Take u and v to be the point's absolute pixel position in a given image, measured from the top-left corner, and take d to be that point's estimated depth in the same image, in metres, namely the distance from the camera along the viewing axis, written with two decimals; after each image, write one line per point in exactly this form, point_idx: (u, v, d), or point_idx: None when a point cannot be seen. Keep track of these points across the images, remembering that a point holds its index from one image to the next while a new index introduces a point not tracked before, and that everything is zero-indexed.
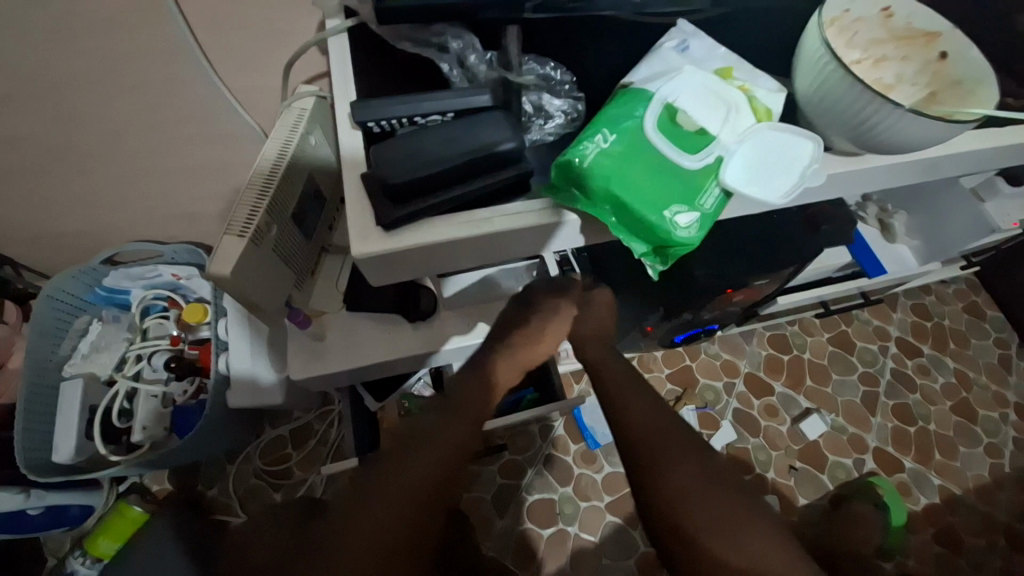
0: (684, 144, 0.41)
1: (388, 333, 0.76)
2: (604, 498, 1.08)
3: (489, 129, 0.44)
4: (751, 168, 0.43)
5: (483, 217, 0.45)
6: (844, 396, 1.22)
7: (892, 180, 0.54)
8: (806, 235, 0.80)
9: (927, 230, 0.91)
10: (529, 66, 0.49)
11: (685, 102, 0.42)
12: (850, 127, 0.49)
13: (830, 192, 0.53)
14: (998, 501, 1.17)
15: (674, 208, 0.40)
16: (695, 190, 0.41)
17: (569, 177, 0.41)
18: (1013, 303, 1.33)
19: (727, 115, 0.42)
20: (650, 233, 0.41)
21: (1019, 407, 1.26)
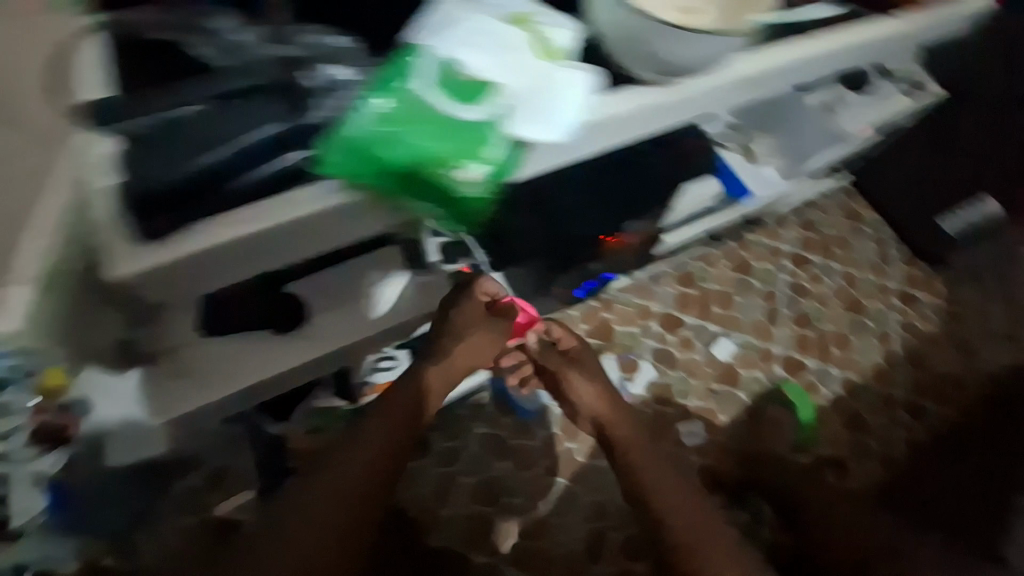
0: (460, 93, 0.45)
1: (259, 350, 0.71)
2: (542, 461, 1.10)
3: (269, 118, 0.49)
4: (532, 105, 0.45)
5: (285, 203, 0.50)
6: (751, 316, 1.30)
7: (704, 103, 0.56)
8: (665, 169, 0.86)
9: (786, 147, 0.93)
10: (328, 41, 0.50)
11: (456, 48, 0.43)
12: (650, 57, 0.49)
13: (645, 124, 0.54)
14: (893, 379, 1.29)
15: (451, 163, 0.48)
16: (472, 138, 0.46)
17: (352, 147, 0.48)
18: (884, 201, 1.45)
19: (501, 55, 0.44)
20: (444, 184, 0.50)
21: (900, 293, 1.39)
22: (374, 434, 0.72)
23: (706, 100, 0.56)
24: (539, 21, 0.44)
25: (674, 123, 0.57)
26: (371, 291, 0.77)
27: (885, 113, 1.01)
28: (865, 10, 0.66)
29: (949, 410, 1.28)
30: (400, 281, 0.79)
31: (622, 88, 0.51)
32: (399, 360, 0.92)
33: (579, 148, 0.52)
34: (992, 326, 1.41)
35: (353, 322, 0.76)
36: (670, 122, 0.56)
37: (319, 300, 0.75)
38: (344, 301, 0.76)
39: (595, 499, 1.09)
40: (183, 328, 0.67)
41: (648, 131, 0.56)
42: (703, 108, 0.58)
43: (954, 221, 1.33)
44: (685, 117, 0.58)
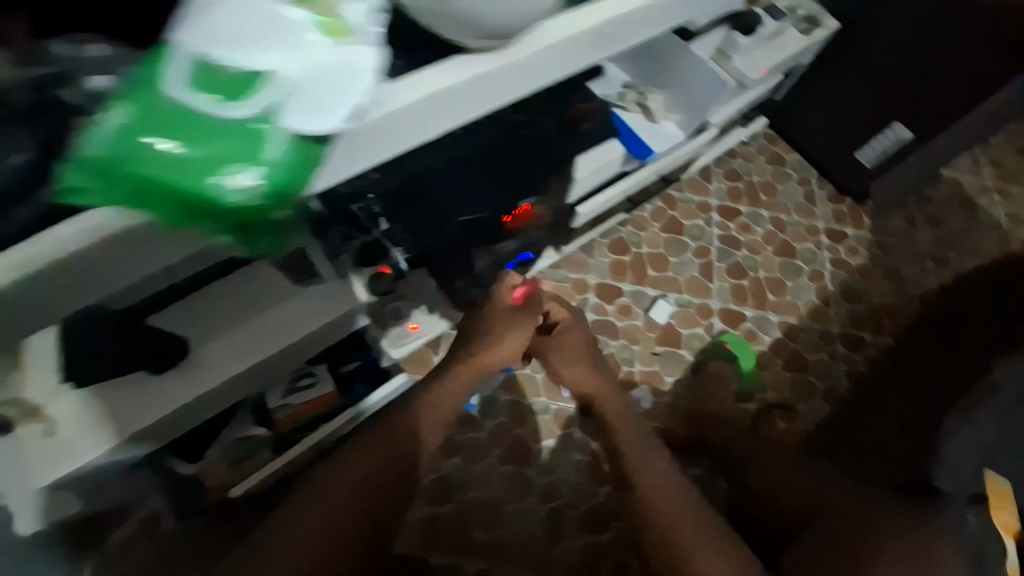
0: (226, 90, 0.35)
1: (141, 394, 0.66)
2: (492, 452, 1.08)
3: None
4: (310, 100, 0.37)
5: (56, 239, 0.36)
6: (687, 273, 1.32)
7: (554, 65, 0.53)
8: (558, 139, 0.83)
9: (681, 101, 0.94)
10: (54, 48, 0.35)
11: (212, 35, 0.34)
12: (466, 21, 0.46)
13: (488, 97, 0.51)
14: (829, 315, 1.32)
15: (223, 171, 0.36)
16: (245, 142, 0.36)
17: (84, 162, 0.35)
18: (804, 143, 1.47)
19: (268, 35, 0.35)
20: (217, 206, 0.38)
21: (828, 231, 1.43)
22: (364, 469, 0.73)
23: (552, 64, 0.52)
24: None
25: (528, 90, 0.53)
26: (260, 310, 0.72)
27: (781, 55, 1.01)
28: None
29: (886, 337, 1.31)
30: (293, 293, 0.74)
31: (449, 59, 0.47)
32: (317, 378, 0.89)
33: (414, 132, 0.49)
34: (919, 250, 1.45)
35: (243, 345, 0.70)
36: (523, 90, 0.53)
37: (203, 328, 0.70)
38: (230, 325, 0.71)
39: (550, 481, 1.07)
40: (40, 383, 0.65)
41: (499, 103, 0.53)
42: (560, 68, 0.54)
43: (869, 152, 1.34)
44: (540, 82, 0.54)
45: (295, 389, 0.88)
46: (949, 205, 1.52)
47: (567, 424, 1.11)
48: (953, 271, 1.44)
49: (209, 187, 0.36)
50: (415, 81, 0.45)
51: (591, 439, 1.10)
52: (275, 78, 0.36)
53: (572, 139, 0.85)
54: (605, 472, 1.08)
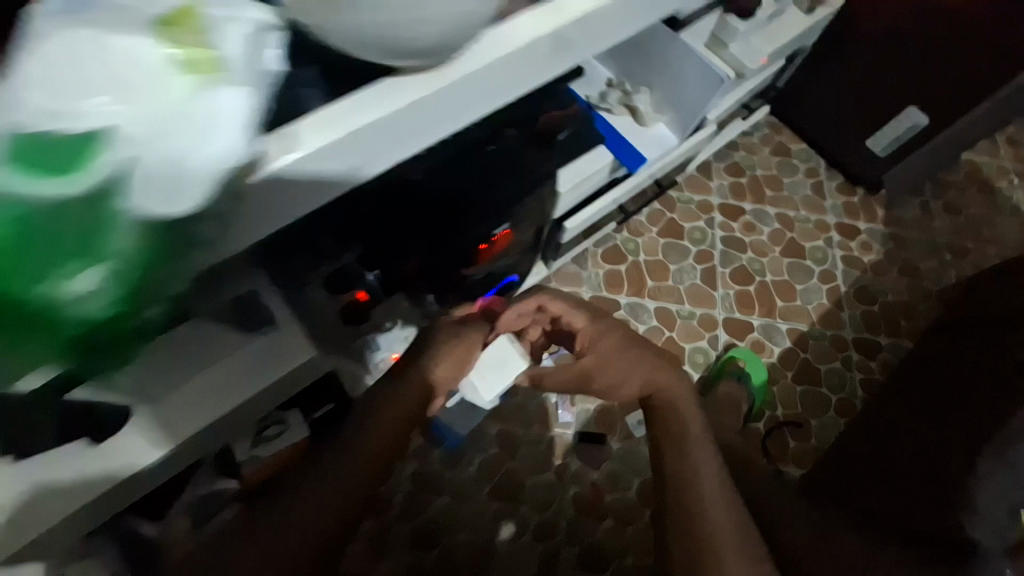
0: (46, 164, 0.27)
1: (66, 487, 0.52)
2: (483, 488, 1.01)
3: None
4: (153, 184, 0.29)
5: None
6: (688, 281, 1.22)
7: (508, 81, 0.42)
8: (533, 154, 0.72)
9: (672, 100, 0.83)
10: None
11: (26, 73, 0.27)
12: (378, 43, 0.35)
13: (427, 129, 0.40)
14: (841, 320, 1.22)
15: (52, 275, 0.29)
16: (74, 239, 0.29)
17: None
18: (808, 130, 1.37)
19: (116, 90, 0.27)
20: (58, 315, 0.31)
21: (839, 226, 1.33)
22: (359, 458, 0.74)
23: (497, 87, 0.42)
24: (201, 23, 0.30)
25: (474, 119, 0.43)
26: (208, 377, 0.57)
27: (780, 40, 0.91)
28: None
29: (903, 340, 1.22)
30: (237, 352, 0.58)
31: (376, 88, 0.37)
32: (285, 426, 0.82)
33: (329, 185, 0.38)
34: (936, 241, 1.34)
35: (216, 397, 0.56)
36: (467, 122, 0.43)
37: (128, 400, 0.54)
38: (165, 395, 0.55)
39: (545, 517, 1.00)
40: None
41: (441, 130, 0.41)
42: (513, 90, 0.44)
43: (881, 140, 1.23)
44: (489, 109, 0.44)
45: (261, 440, 0.81)
46: (966, 189, 1.41)
47: (563, 454, 1.04)
48: (972, 262, 1.33)
49: (35, 296, 0.29)
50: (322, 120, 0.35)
51: (589, 469, 1.03)
52: (113, 140, 0.28)
53: (553, 153, 0.75)
54: (605, 505, 1.01)
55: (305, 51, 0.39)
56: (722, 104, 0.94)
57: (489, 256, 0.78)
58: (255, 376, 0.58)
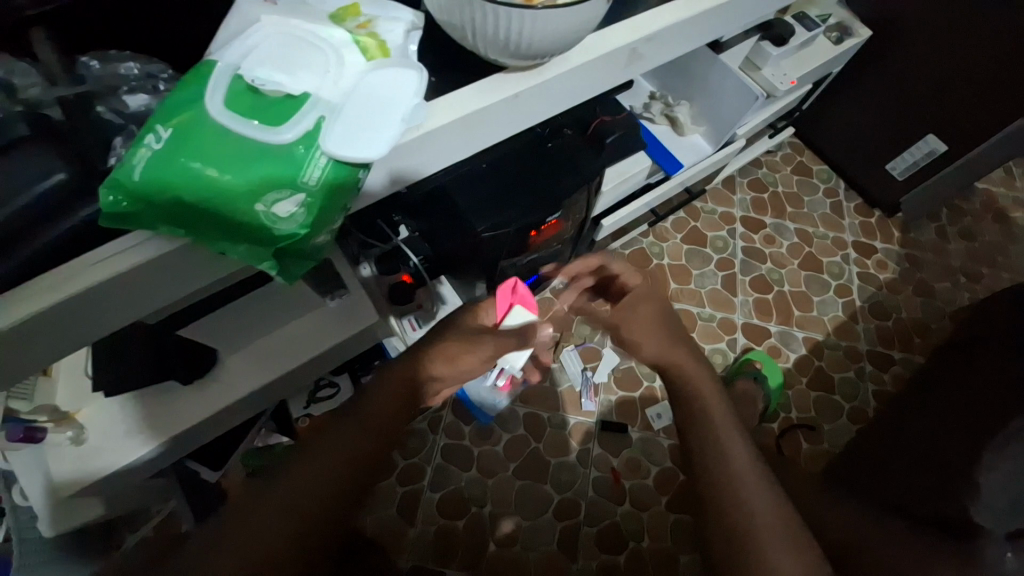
0: (270, 113, 0.33)
1: (183, 399, 0.68)
2: (508, 466, 1.08)
3: (26, 167, 0.33)
4: (355, 127, 0.34)
5: (68, 274, 0.34)
6: (710, 286, 1.29)
7: (590, 80, 0.50)
8: (583, 152, 0.80)
9: (708, 114, 0.92)
10: (130, 100, 0.38)
11: (250, 55, 0.34)
12: (501, 41, 0.42)
13: (525, 114, 0.48)
14: (856, 332, 1.28)
15: (266, 194, 0.33)
16: (289, 170, 0.33)
17: (130, 188, 0.31)
18: (830, 152, 1.44)
19: (320, 65, 0.34)
20: (259, 243, 0.34)
21: (856, 244, 1.39)
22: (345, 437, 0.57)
23: (578, 86, 0.50)
24: (366, 16, 0.37)
25: (557, 109, 0.51)
26: (293, 323, 0.72)
27: (809, 66, 1.00)
28: None
29: (916, 356, 1.27)
30: (313, 305, 0.73)
31: (483, 81, 0.44)
32: (337, 388, 0.90)
33: (444, 156, 0.45)
34: (950, 264, 1.40)
35: (300, 344, 0.72)
36: (551, 111, 0.50)
37: (226, 342, 0.69)
38: (261, 334, 0.71)
39: (565, 497, 1.06)
40: (81, 388, 0.67)
41: (533, 116, 0.49)
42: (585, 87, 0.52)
43: (900, 164, 1.30)
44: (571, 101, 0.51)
45: (315, 399, 0.89)
46: (982, 217, 1.47)
47: (585, 439, 1.10)
48: (986, 287, 1.38)
49: (251, 222, 0.33)
50: (449, 102, 0.42)
51: (610, 455, 1.09)
52: (319, 99, 0.34)
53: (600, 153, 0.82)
54: (623, 490, 1.07)
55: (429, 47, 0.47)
56: (753, 121, 1.02)
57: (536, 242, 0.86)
58: (328, 332, 0.73)
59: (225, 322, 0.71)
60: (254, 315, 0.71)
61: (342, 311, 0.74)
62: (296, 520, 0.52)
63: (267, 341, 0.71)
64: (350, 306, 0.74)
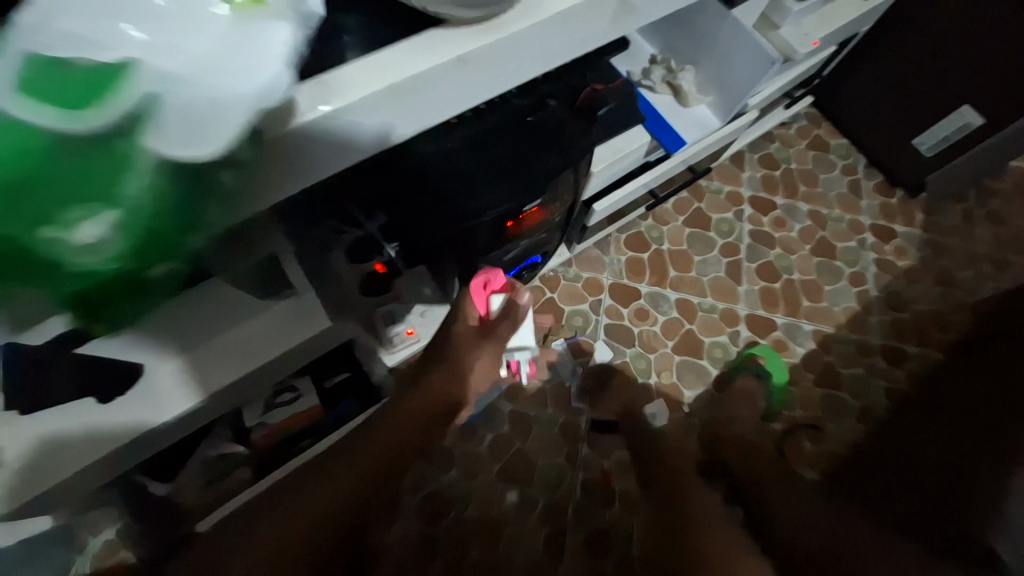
0: (70, 94, 0.24)
1: (94, 428, 0.52)
2: (491, 467, 1.02)
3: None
4: (191, 118, 0.26)
5: None
6: (713, 274, 1.19)
7: (566, 39, 0.39)
8: (570, 128, 0.69)
9: (717, 81, 0.79)
10: None
11: (50, 5, 0.24)
12: None
13: (480, 85, 0.38)
14: (868, 325, 1.19)
15: (55, 210, 0.24)
16: (89, 179, 0.24)
17: None
18: (851, 124, 1.31)
19: (157, 28, 0.25)
20: (51, 271, 0.26)
21: (874, 228, 1.28)
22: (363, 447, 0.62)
23: (552, 48, 0.39)
24: None
25: (524, 77, 0.41)
26: (231, 330, 0.57)
27: (834, 24, 0.86)
28: None
29: (932, 350, 1.18)
30: (256, 308, 0.58)
31: (415, 40, 0.35)
32: (300, 392, 0.81)
33: (372, 140, 0.36)
34: (975, 251, 1.29)
35: (247, 353, 0.57)
36: (518, 79, 0.40)
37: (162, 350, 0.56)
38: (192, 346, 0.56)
39: (551, 499, 1.00)
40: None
41: (491, 87, 0.39)
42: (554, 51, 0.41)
43: (928, 139, 1.17)
44: (543, 66, 0.41)
45: (274, 405, 0.80)
46: (1013, 198, 1.34)
47: (574, 438, 1.04)
48: (1012, 275, 1.27)
49: (35, 244, 0.25)
50: (370, 70, 0.33)
51: (599, 455, 1.03)
52: (142, 73, 0.25)
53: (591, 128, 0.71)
54: (612, 492, 1.01)
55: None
56: (767, 90, 0.89)
57: (516, 232, 0.77)
58: (276, 337, 0.58)
59: (148, 333, 0.55)
60: (183, 322, 0.56)
61: (292, 313, 0.60)
62: (306, 520, 0.54)
63: (199, 355, 0.56)
64: (299, 310, 0.60)
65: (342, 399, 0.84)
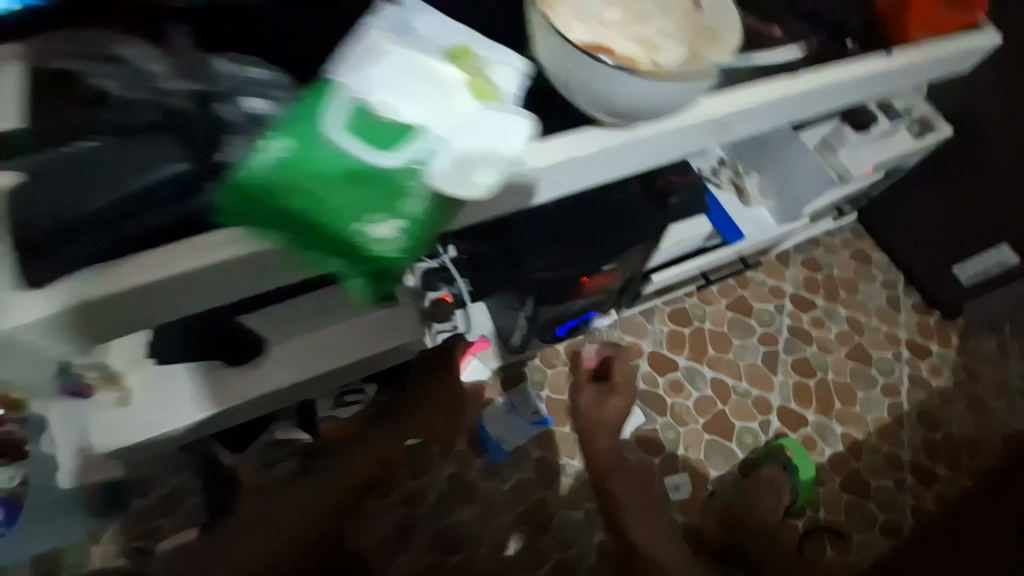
0: (380, 135, 0.34)
1: (218, 383, 0.70)
2: (513, 509, 1.04)
3: (145, 157, 0.37)
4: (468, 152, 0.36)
5: (170, 255, 0.38)
6: (748, 360, 1.24)
7: (687, 137, 0.49)
8: (645, 210, 0.79)
9: (780, 188, 0.91)
10: (249, 103, 0.39)
11: (369, 75, 0.36)
12: (596, 99, 0.42)
13: (623, 164, 0.47)
14: (900, 439, 1.20)
15: (371, 215, 0.34)
16: (394, 194, 0.34)
17: (239, 191, 0.34)
18: (894, 242, 1.38)
19: (428, 94, 0.36)
20: (350, 252, 0.35)
21: (910, 343, 1.32)
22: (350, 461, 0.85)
23: (672, 146, 0.49)
24: (480, 62, 0.40)
25: (656, 159, 0.50)
26: (336, 329, 0.74)
27: (889, 153, 0.97)
28: (864, 50, 0.61)
29: (962, 476, 1.18)
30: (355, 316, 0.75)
31: (573, 132, 0.44)
32: (365, 396, 0.87)
33: (542, 191, 0.45)
34: (1010, 383, 1.31)
35: (341, 350, 0.74)
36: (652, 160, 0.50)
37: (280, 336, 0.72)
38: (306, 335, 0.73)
39: (566, 553, 1.02)
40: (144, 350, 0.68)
41: (630, 165, 0.48)
42: (684, 138, 0.49)
43: (968, 269, 1.25)
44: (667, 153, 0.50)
45: (341, 402, 0.86)
46: None
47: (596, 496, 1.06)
48: None
49: (348, 235, 0.34)
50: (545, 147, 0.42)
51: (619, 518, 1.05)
52: (428, 128, 0.35)
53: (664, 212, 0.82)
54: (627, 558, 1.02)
55: (539, 88, 0.47)
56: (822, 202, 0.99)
57: (587, 288, 0.83)
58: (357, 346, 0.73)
59: (276, 318, 0.73)
60: (303, 316, 0.74)
61: (382, 322, 0.75)
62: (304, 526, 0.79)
63: (313, 339, 0.74)
64: (387, 323, 0.76)
65: (398, 409, 0.90)
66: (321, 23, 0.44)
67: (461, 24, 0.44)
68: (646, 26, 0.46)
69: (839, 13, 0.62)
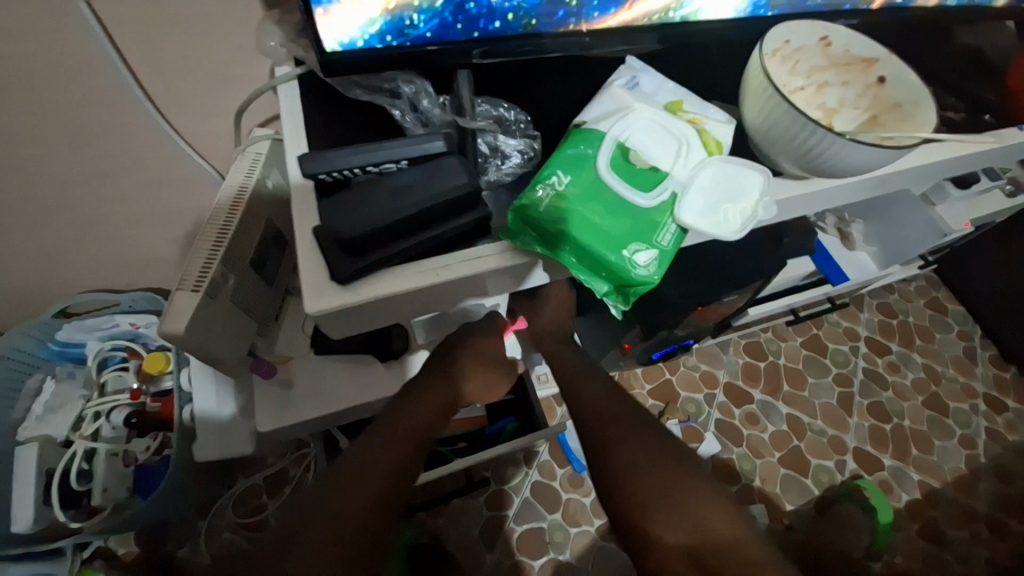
0: (639, 179, 0.43)
1: (359, 376, 0.77)
2: (594, 522, 1.07)
3: (445, 177, 0.44)
4: (705, 199, 0.44)
5: (442, 262, 0.45)
6: (822, 399, 1.26)
7: (850, 192, 0.57)
8: (762, 247, 0.84)
9: (883, 235, 0.96)
10: (504, 142, 0.49)
11: (627, 130, 0.44)
12: (799, 153, 0.51)
13: (795, 209, 0.55)
14: (976, 491, 1.20)
15: (635, 244, 0.42)
16: (651, 228, 0.42)
17: (528, 217, 0.42)
18: (970, 295, 1.40)
19: (674, 149, 0.44)
20: (613, 273, 0.43)
21: (986, 396, 1.32)
22: (375, 445, 0.62)
23: (837, 197, 0.57)
24: (699, 117, 0.47)
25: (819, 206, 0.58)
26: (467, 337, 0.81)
27: (987, 211, 1.00)
28: (999, 122, 0.66)
29: None
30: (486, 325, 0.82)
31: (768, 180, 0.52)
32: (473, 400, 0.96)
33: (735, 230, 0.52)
34: None
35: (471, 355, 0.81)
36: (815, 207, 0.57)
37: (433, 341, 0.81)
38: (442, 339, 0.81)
39: None
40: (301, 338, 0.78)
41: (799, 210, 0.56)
42: (847, 193, 0.57)
43: None
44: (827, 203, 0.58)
45: None
46: None
47: None
48: None
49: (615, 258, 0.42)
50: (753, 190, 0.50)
51: None
52: (675, 178, 0.43)
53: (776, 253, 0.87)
54: None
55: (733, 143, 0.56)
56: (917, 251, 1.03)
57: (700, 316, 0.87)
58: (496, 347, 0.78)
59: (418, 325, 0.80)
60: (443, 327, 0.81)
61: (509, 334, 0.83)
62: (323, 524, 0.52)
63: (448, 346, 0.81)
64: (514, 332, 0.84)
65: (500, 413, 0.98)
66: (553, 82, 0.53)
67: (673, 82, 0.51)
68: (827, 92, 0.56)
69: (976, 85, 0.68)
